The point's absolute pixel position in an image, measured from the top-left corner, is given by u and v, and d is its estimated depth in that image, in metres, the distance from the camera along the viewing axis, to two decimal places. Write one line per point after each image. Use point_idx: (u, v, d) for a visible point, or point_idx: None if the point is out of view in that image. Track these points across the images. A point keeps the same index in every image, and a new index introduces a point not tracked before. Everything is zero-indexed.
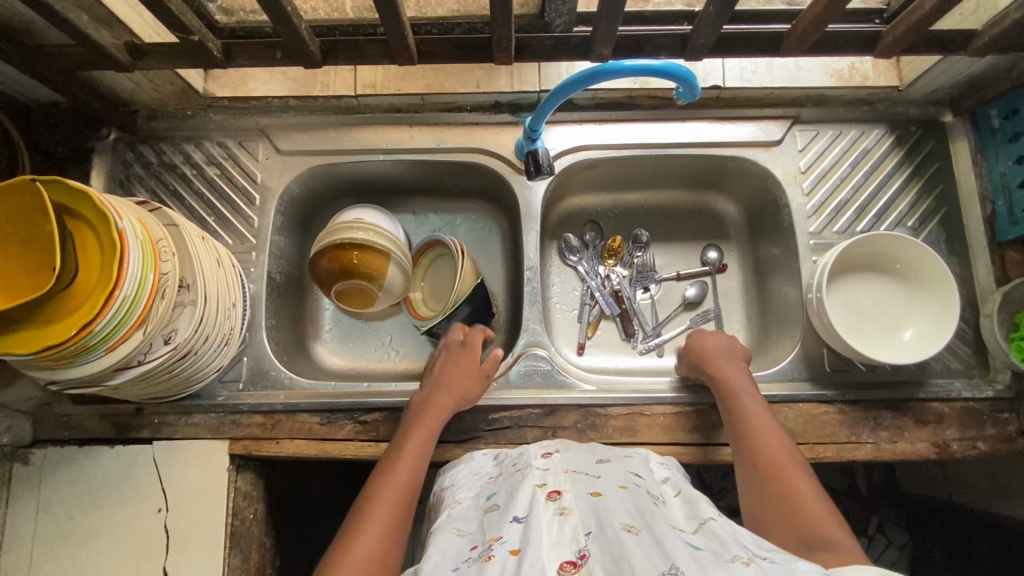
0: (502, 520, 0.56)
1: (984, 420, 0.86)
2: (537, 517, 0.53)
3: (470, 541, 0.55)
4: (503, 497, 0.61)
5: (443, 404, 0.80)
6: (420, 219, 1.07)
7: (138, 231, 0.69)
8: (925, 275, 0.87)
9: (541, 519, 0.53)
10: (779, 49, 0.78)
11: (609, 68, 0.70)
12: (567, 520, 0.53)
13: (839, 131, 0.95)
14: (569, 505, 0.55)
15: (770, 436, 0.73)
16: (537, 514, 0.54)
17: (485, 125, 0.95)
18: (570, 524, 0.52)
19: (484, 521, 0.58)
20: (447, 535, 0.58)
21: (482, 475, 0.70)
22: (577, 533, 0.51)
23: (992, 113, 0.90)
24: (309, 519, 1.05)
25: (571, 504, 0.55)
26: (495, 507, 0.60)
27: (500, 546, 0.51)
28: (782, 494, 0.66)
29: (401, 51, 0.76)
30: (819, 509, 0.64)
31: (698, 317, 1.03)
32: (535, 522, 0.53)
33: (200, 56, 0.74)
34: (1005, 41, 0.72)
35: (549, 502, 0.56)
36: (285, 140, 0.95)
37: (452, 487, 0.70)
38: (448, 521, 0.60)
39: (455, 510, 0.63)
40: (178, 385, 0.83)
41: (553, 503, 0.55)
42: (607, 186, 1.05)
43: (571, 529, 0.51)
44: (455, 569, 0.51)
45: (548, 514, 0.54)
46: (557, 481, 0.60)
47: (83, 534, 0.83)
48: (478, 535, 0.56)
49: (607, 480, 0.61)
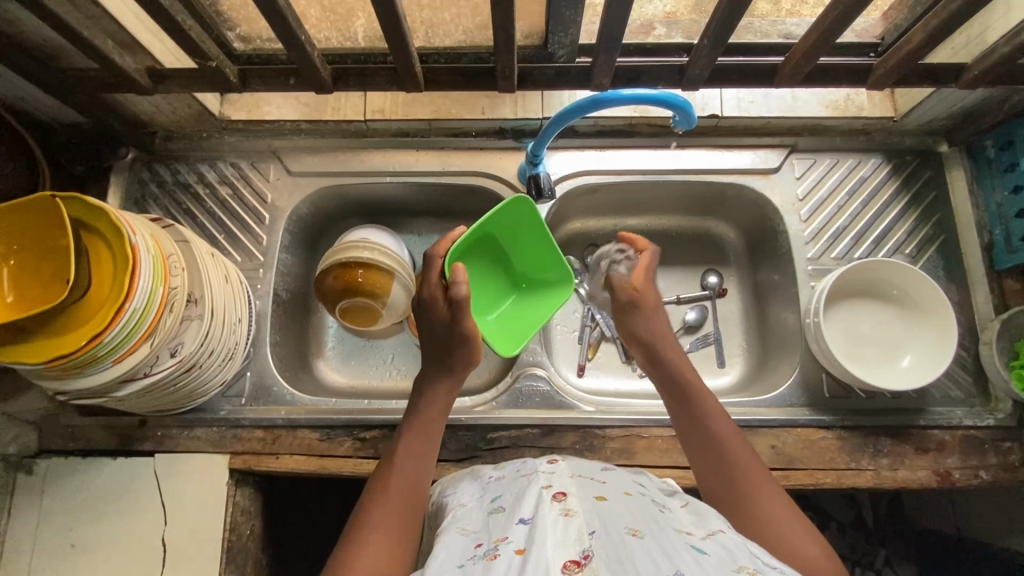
0: (508, 521, 0.55)
1: (986, 449, 0.85)
2: (542, 517, 0.53)
3: (476, 540, 0.55)
4: (509, 499, 0.59)
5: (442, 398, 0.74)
6: (424, 240, 1.09)
7: (150, 246, 0.71)
8: (924, 301, 0.88)
9: (547, 519, 0.52)
10: (774, 79, 0.80)
11: (607, 97, 0.72)
12: (572, 522, 0.52)
13: (836, 159, 0.97)
14: (575, 507, 0.54)
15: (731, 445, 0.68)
16: (543, 514, 0.53)
17: (490, 150, 0.98)
18: (575, 525, 0.52)
19: (489, 522, 0.57)
20: (453, 535, 0.57)
21: (485, 478, 0.69)
22: (582, 534, 0.51)
23: (988, 144, 0.91)
24: (309, 537, 1.05)
25: (576, 506, 0.54)
26: (501, 509, 0.58)
27: (505, 546, 0.50)
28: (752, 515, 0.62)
29: (408, 78, 0.79)
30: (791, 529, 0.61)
31: (698, 341, 1.04)
32: (541, 522, 0.52)
33: (216, 80, 0.77)
34: (993, 74, 0.74)
35: (554, 502, 0.55)
36: (296, 162, 0.98)
37: (455, 493, 0.68)
38: (453, 522, 0.60)
39: (460, 512, 0.62)
40: (182, 398, 0.84)
41: (558, 504, 0.55)
42: (608, 210, 1.06)
43: (576, 530, 0.51)
44: (461, 566, 0.51)
45: (554, 514, 0.53)
46: (564, 484, 0.59)
47: (83, 544, 0.84)
48: (482, 535, 0.55)
49: (611, 488, 0.61)
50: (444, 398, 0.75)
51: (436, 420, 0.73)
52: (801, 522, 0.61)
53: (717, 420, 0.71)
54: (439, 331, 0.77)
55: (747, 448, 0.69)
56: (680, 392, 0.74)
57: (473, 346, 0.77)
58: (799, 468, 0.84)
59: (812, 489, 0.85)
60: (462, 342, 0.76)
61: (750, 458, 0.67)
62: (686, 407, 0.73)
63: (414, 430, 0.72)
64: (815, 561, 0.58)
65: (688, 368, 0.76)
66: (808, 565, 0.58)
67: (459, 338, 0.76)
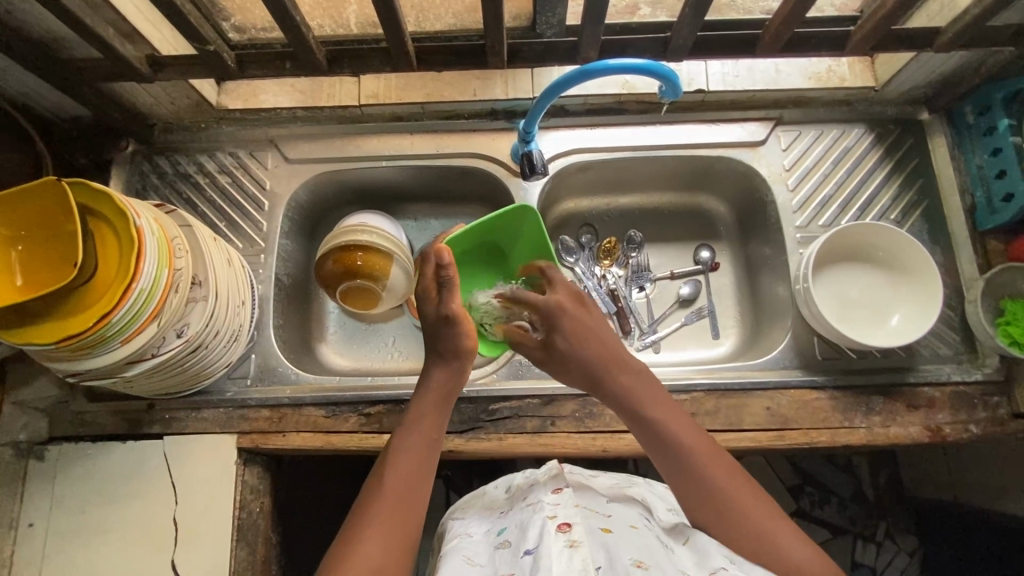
0: (515, 555, 0.59)
1: (975, 404, 0.87)
2: (547, 548, 0.56)
3: (482, 573, 0.59)
4: (514, 532, 0.62)
5: (445, 387, 0.75)
6: (421, 225, 1.12)
7: (154, 229, 0.73)
8: (908, 262, 0.90)
9: (552, 550, 0.56)
10: (755, 49, 0.82)
11: (594, 67, 0.74)
12: (577, 552, 0.55)
13: (821, 130, 1.00)
14: (580, 537, 0.57)
15: (715, 475, 0.65)
16: (547, 545, 0.56)
17: (483, 131, 1.00)
18: (580, 556, 0.55)
19: (496, 556, 0.61)
20: (458, 564, 0.62)
21: (494, 507, 0.72)
22: (587, 565, 0.54)
23: (966, 109, 0.94)
24: (317, 521, 1.06)
25: (581, 536, 0.57)
26: (507, 542, 0.62)
27: None
28: (753, 541, 0.61)
29: (402, 59, 0.81)
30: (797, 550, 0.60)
31: (693, 314, 1.06)
32: (545, 553, 0.55)
33: (214, 66, 0.79)
34: (967, 36, 0.77)
35: (559, 533, 0.58)
36: (293, 149, 1.00)
37: (463, 521, 0.72)
38: (458, 550, 0.64)
39: (465, 541, 0.66)
40: (189, 379, 0.86)
41: (563, 534, 0.57)
42: (601, 189, 1.09)
43: (581, 559, 0.54)
44: None
45: (559, 545, 0.56)
46: (569, 514, 0.61)
47: (96, 527, 0.86)
48: (488, 570, 0.59)
49: (617, 519, 0.63)
50: (443, 389, 0.75)
51: (436, 410, 0.73)
52: (785, 522, 0.62)
53: (680, 427, 0.69)
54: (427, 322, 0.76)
55: (714, 452, 0.68)
56: (633, 403, 0.73)
57: (457, 327, 0.74)
58: (794, 428, 0.87)
59: (808, 448, 0.87)
60: (447, 326, 0.74)
61: (720, 458, 0.67)
62: (646, 418, 0.71)
63: (414, 419, 0.72)
64: (810, 568, 0.59)
65: (632, 372, 0.76)
66: (799, 571, 0.59)
67: (446, 321, 0.74)
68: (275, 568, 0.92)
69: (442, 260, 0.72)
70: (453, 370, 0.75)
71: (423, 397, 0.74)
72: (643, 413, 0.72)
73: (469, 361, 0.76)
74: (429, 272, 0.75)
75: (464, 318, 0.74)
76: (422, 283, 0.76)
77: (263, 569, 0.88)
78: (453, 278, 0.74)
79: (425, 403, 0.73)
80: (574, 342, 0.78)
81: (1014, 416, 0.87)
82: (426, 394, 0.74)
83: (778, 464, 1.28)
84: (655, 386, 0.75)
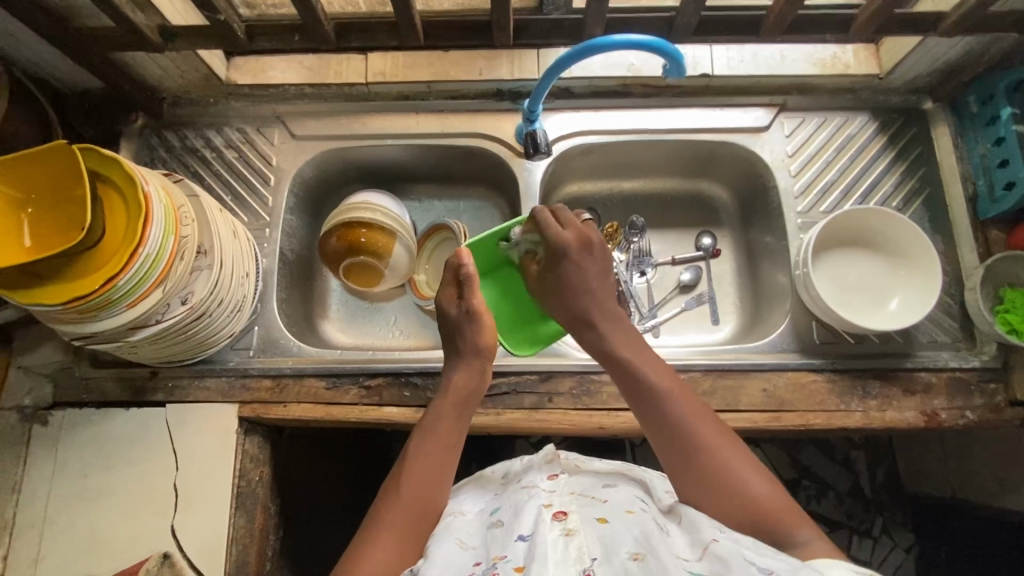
0: (507, 538, 0.58)
1: (972, 390, 0.88)
2: (542, 535, 0.56)
3: (474, 557, 0.59)
4: (507, 515, 0.62)
5: (464, 388, 0.74)
6: (425, 206, 1.13)
7: (162, 196, 0.74)
8: (910, 248, 0.91)
9: (547, 537, 0.56)
10: (760, 31, 0.83)
11: (599, 43, 0.75)
12: (573, 541, 0.55)
13: (825, 118, 1.00)
14: (575, 526, 0.57)
15: (690, 422, 0.65)
16: (542, 532, 0.56)
17: (488, 112, 1.01)
18: (576, 545, 0.55)
19: (488, 537, 0.61)
20: (451, 546, 0.61)
21: (488, 490, 0.72)
22: (582, 555, 0.54)
23: (970, 99, 0.94)
24: (316, 496, 1.08)
25: (577, 524, 0.58)
26: (500, 524, 0.62)
27: (505, 564, 0.55)
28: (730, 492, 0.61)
29: (410, 33, 0.82)
30: (776, 502, 0.61)
31: (693, 299, 1.06)
32: (540, 539, 0.55)
33: (225, 37, 0.80)
34: (970, 20, 0.77)
35: (555, 522, 0.58)
36: (300, 126, 1.01)
37: (458, 501, 0.71)
38: (451, 532, 0.64)
39: (459, 521, 0.66)
40: (193, 347, 0.87)
41: (558, 523, 0.58)
42: (604, 174, 1.09)
43: (576, 550, 0.55)
44: None
45: (554, 534, 0.56)
46: (563, 502, 0.62)
47: (96, 491, 0.87)
48: (481, 552, 0.59)
49: (613, 506, 0.62)
50: (464, 389, 0.74)
51: (454, 414, 0.72)
52: (753, 464, 0.63)
53: (654, 373, 0.69)
54: (450, 319, 0.77)
55: (689, 397, 0.67)
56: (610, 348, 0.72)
57: (480, 322, 0.76)
58: (790, 410, 0.87)
59: (803, 431, 0.88)
60: (470, 322, 0.76)
61: (689, 401, 0.67)
62: (624, 368, 0.70)
63: (432, 423, 0.71)
64: (779, 510, 0.60)
65: (611, 321, 0.74)
66: (762, 508, 0.60)
67: (469, 316, 0.76)
68: (273, 539, 0.93)
69: (462, 259, 0.77)
70: (473, 368, 0.75)
71: (443, 397, 0.73)
72: (618, 356, 0.71)
73: (490, 359, 0.76)
74: (450, 278, 0.79)
75: (485, 312, 0.76)
76: (442, 289, 0.80)
77: (262, 538, 0.89)
78: (474, 275, 0.77)
79: (445, 406, 0.73)
80: (563, 282, 0.75)
81: (1011, 403, 0.88)
82: (446, 397, 0.73)
83: (776, 457, 1.29)
84: (634, 333, 0.74)
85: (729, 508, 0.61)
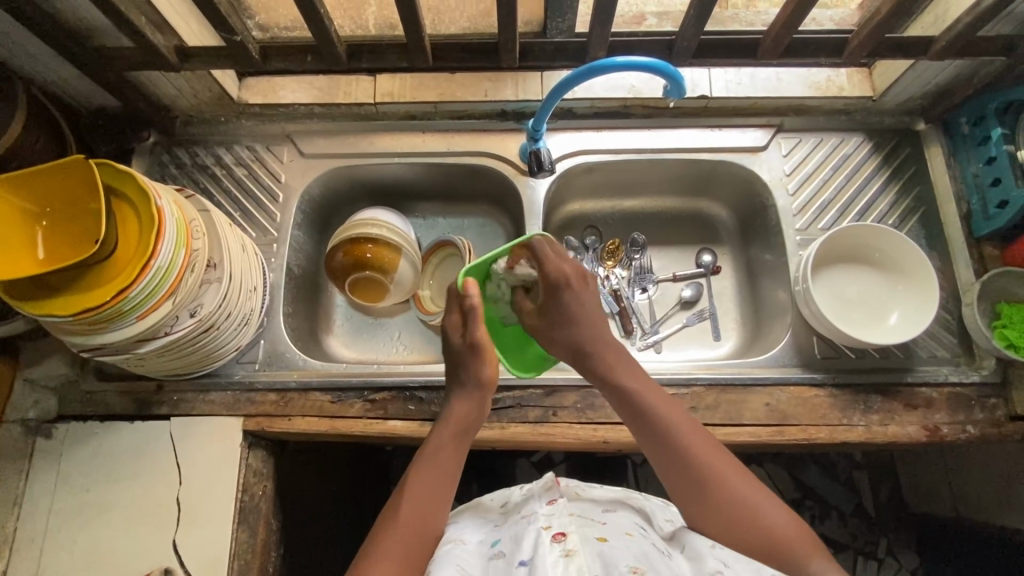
0: (509, 565, 0.58)
1: (972, 405, 0.89)
2: (542, 559, 0.56)
3: None
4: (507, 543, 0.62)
5: (464, 416, 0.75)
6: (429, 224, 1.15)
7: (174, 210, 0.75)
8: (906, 262, 0.92)
9: (547, 561, 0.56)
10: (757, 54, 0.86)
11: (602, 64, 0.77)
12: (572, 562, 0.56)
13: (821, 138, 1.03)
14: (575, 546, 0.58)
15: (697, 449, 0.66)
16: (542, 556, 0.57)
17: (492, 132, 1.04)
18: (575, 566, 0.55)
19: (489, 567, 0.60)
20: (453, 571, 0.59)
21: (488, 519, 0.72)
22: None
23: (961, 120, 0.97)
24: (319, 514, 1.07)
25: (577, 545, 0.58)
26: (501, 554, 0.61)
27: None
28: (744, 522, 0.61)
29: (418, 54, 0.85)
30: (792, 534, 0.61)
31: (694, 316, 1.08)
32: (540, 565, 0.56)
33: (241, 57, 0.83)
34: (957, 45, 0.81)
35: (554, 544, 0.58)
36: (308, 144, 1.04)
37: (459, 527, 0.71)
38: (452, 556, 0.62)
39: (459, 548, 0.64)
40: (200, 360, 0.87)
41: (558, 545, 0.58)
42: (606, 192, 1.12)
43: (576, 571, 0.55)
44: None
45: (554, 556, 0.57)
46: (563, 523, 0.61)
47: (98, 505, 0.86)
48: None
49: (612, 527, 0.63)
50: (465, 418, 0.75)
51: (453, 442, 0.73)
52: (765, 493, 0.64)
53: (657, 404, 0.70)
54: (452, 349, 0.78)
55: (693, 427, 0.68)
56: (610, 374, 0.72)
57: (481, 355, 0.75)
58: (793, 424, 0.88)
59: (806, 445, 0.88)
60: (472, 355, 0.76)
61: (693, 431, 0.68)
62: (627, 399, 0.71)
63: (433, 448, 0.72)
64: (796, 540, 0.60)
65: (611, 353, 0.74)
66: (782, 538, 0.60)
67: (471, 348, 0.76)
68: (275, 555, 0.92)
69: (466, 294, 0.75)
70: (473, 399, 0.76)
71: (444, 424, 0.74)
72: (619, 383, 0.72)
73: (491, 391, 0.77)
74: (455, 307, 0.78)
75: (488, 346, 0.76)
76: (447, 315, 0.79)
77: (264, 554, 0.88)
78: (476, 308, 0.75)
79: (445, 433, 0.74)
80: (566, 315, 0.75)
81: (1011, 417, 0.88)
82: (448, 424, 0.74)
83: (779, 477, 1.29)
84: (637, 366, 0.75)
85: (746, 538, 0.61)
